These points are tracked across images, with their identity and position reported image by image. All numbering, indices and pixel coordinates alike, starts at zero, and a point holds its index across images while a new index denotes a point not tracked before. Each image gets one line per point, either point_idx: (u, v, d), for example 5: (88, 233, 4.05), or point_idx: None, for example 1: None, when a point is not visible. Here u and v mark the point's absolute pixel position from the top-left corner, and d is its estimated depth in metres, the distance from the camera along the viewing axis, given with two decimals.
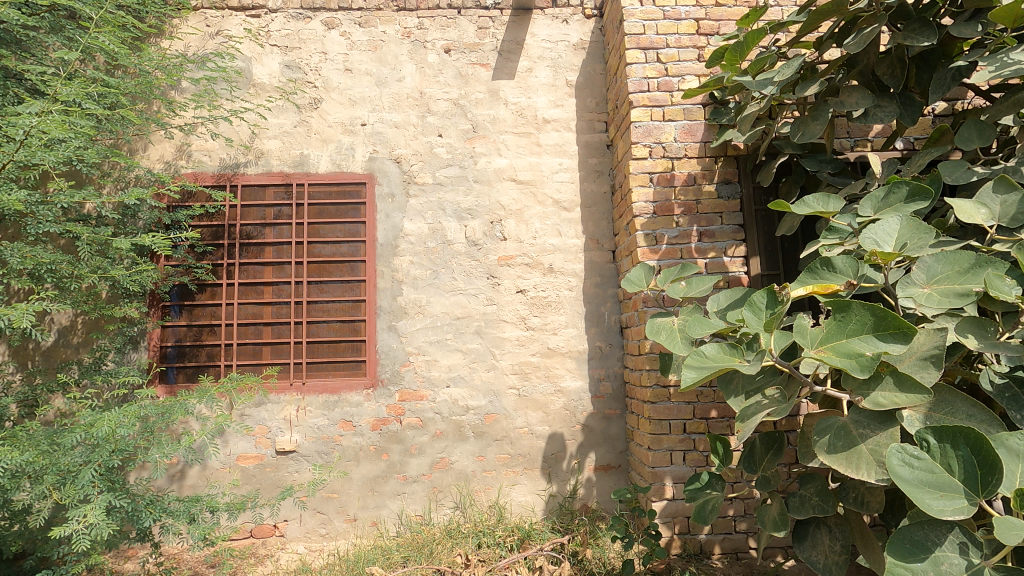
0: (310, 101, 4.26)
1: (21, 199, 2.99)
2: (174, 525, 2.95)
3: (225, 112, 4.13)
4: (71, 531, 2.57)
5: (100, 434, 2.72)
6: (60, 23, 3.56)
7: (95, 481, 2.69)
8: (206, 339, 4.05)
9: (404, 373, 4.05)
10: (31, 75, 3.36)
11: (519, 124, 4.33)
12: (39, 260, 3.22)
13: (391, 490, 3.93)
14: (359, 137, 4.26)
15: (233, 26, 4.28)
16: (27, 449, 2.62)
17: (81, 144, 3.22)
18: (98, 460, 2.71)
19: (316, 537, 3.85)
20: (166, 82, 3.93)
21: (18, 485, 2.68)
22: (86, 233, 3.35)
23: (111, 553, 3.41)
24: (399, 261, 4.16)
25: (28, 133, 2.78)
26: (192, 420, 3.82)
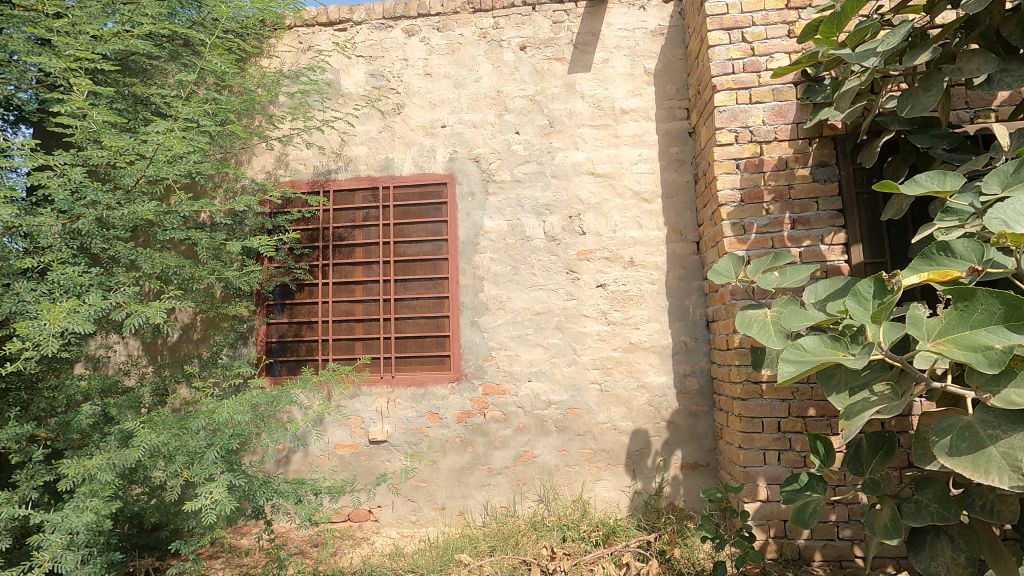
0: (394, 107, 4.45)
1: (152, 212, 3.31)
2: (284, 504, 3.17)
3: (317, 122, 4.40)
4: (200, 505, 2.85)
5: (221, 420, 2.99)
6: (178, 51, 3.98)
7: (218, 462, 2.97)
8: (305, 335, 4.35)
9: (486, 367, 4.14)
10: (159, 98, 3.74)
11: (596, 116, 4.28)
12: (167, 264, 3.58)
13: (477, 481, 4.04)
14: (439, 139, 4.40)
15: (322, 40, 4.55)
16: (162, 432, 2.92)
17: (199, 156, 3.54)
18: (220, 443, 3.00)
19: (408, 523, 4.03)
20: (266, 98, 4.26)
21: (154, 464, 2.98)
22: (205, 238, 3.73)
23: (229, 529, 3.75)
24: (480, 258, 4.26)
25: (156, 149, 3.12)
26: (295, 409, 4.14)
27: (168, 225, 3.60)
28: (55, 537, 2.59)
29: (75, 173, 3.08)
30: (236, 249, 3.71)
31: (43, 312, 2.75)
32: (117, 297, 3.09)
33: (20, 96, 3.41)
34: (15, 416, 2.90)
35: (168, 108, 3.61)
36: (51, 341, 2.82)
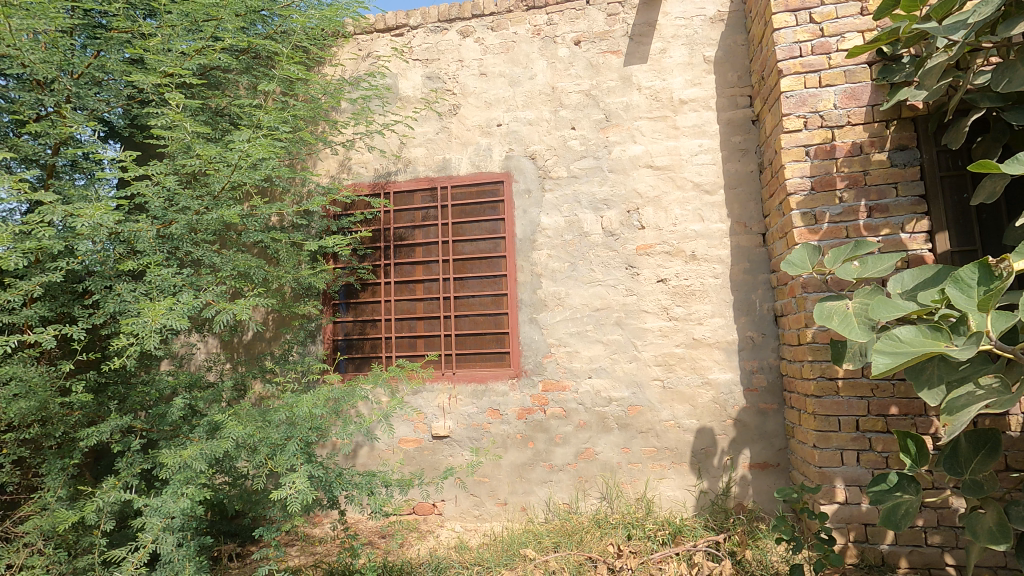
0: (450, 108, 4.52)
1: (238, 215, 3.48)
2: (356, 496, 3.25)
3: (378, 126, 4.53)
4: (285, 495, 2.96)
5: (301, 414, 3.12)
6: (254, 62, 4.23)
7: (298, 453, 3.10)
8: (369, 332, 4.50)
9: (546, 364, 4.15)
10: (237, 109, 3.96)
11: (654, 108, 4.20)
12: (247, 265, 3.71)
13: (538, 477, 4.05)
14: (495, 137, 4.44)
15: (381, 46, 4.68)
16: (248, 425, 3.07)
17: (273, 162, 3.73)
18: (299, 435, 3.12)
19: (471, 517, 4.09)
20: (331, 104, 4.43)
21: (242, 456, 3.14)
22: (285, 238, 4.01)
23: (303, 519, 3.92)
24: (538, 255, 4.27)
25: (241, 156, 3.30)
26: (363, 405, 4.28)
27: (252, 227, 3.77)
28: (157, 520, 2.75)
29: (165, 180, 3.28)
30: (314, 247, 3.99)
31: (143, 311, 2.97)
32: (205, 296, 3.28)
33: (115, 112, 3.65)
34: (115, 409, 3.10)
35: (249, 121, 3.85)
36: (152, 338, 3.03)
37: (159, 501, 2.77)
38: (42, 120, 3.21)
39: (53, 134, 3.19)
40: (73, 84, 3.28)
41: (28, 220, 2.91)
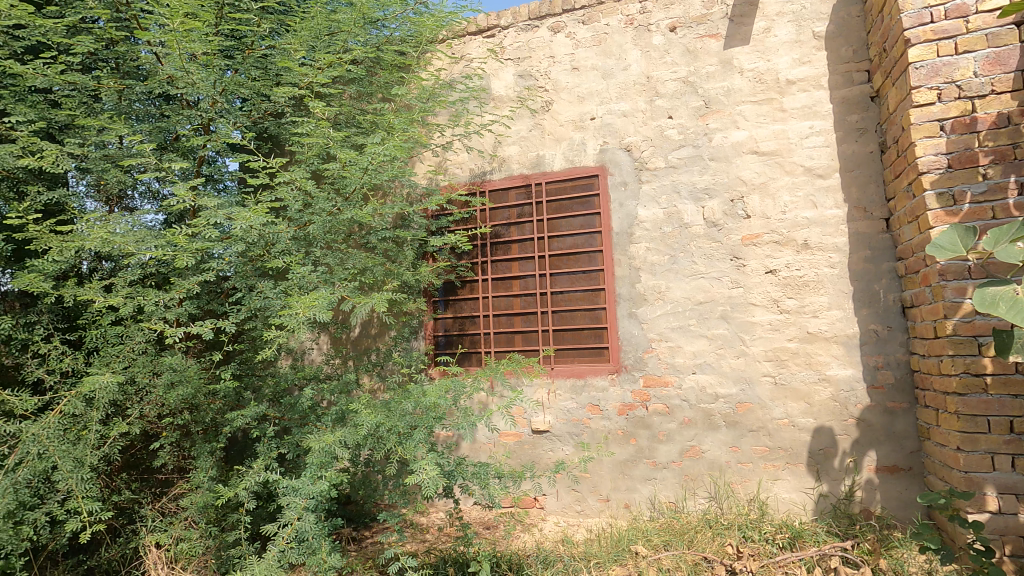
0: (543, 105, 4.54)
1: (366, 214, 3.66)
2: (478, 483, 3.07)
3: (473, 127, 4.63)
4: (421, 480, 2.76)
5: (428, 403, 3.04)
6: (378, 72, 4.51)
7: (424, 442, 2.95)
8: (468, 328, 4.62)
9: (647, 359, 4.07)
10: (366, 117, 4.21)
11: (758, 91, 4.00)
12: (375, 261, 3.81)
13: (641, 475, 3.98)
14: (589, 131, 4.41)
15: (474, 48, 4.78)
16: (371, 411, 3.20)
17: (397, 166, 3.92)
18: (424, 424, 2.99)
19: (573, 513, 4.09)
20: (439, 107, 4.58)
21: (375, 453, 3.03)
22: (411, 235, 4.25)
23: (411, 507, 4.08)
24: (636, 249, 4.19)
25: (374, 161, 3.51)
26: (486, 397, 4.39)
27: (381, 224, 4.00)
28: (298, 501, 2.71)
29: (300, 185, 3.51)
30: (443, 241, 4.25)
31: (290, 307, 3.15)
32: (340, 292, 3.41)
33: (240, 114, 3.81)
34: (253, 399, 3.39)
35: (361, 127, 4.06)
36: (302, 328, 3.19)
37: (301, 481, 2.73)
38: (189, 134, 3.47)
39: (199, 149, 3.46)
40: (228, 102, 3.54)
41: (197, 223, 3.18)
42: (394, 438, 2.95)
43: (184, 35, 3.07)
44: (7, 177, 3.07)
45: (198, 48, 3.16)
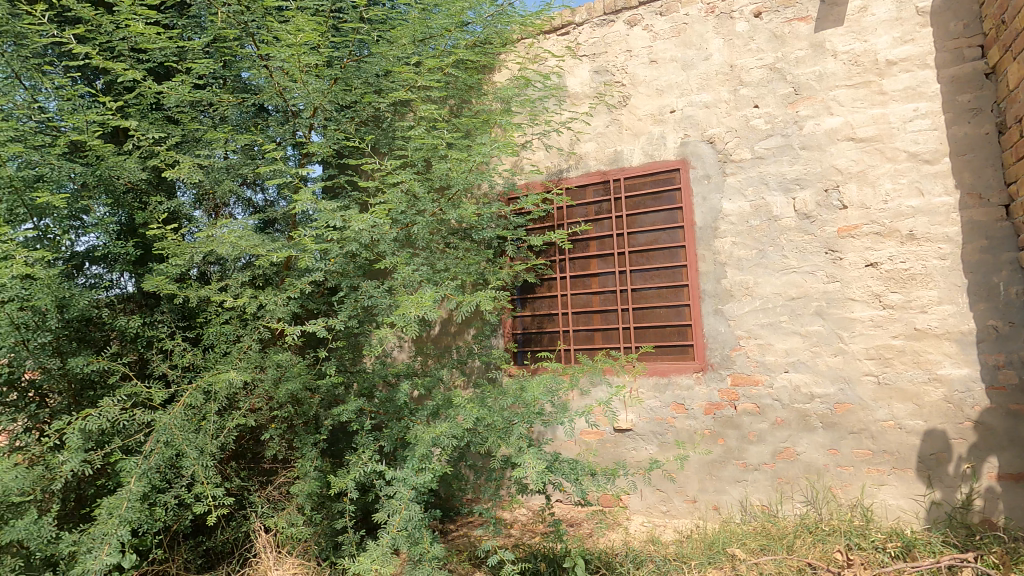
0: (621, 100, 4.48)
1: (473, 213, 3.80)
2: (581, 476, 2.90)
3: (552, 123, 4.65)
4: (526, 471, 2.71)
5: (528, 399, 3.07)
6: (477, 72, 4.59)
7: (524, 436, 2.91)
8: (547, 326, 4.64)
9: (735, 357, 3.94)
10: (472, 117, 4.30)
11: (854, 74, 3.79)
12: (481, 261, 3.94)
13: (731, 476, 3.86)
14: (669, 125, 4.32)
15: (548, 47, 4.79)
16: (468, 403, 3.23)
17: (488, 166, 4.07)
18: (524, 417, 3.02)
19: (658, 513, 4.02)
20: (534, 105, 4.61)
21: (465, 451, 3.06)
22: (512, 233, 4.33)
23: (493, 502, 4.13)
24: (721, 243, 4.07)
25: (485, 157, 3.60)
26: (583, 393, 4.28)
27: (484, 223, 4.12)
28: (405, 491, 2.77)
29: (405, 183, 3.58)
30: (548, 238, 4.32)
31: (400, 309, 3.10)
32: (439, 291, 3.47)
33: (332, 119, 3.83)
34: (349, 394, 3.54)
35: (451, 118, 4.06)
36: (412, 326, 3.17)
37: (405, 472, 2.78)
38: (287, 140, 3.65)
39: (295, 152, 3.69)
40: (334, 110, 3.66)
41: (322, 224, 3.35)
42: (489, 434, 2.99)
43: (304, 48, 3.17)
44: (134, 189, 3.28)
45: (313, 61, 3.26)
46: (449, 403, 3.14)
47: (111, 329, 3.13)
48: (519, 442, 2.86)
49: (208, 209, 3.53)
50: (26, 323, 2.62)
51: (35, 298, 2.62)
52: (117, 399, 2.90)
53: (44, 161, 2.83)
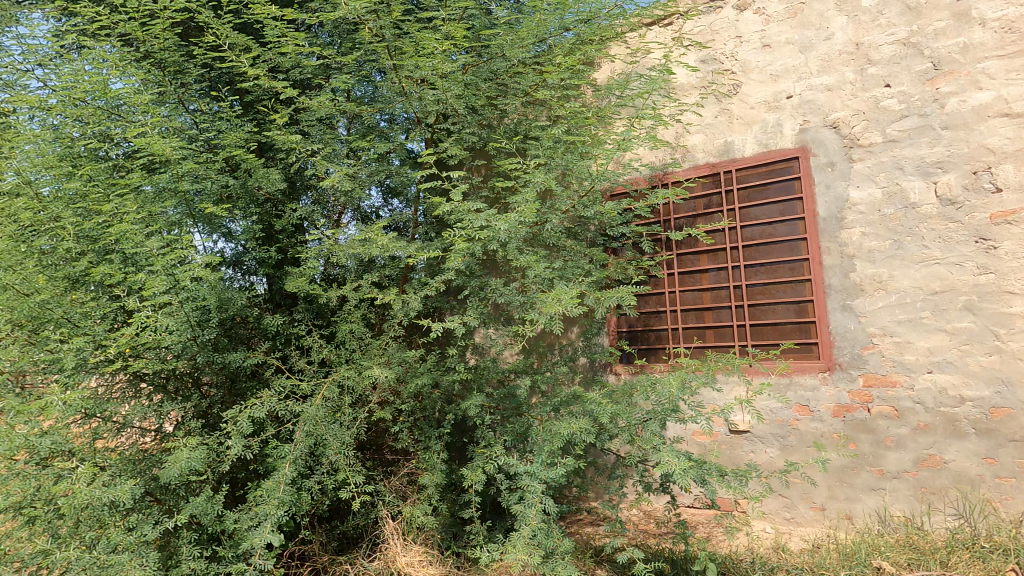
0: (731, 88, 4.31)
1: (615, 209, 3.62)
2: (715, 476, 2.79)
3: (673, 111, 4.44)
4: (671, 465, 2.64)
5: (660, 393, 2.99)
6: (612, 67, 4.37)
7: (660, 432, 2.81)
8: (654, 324, 4.56)
9: (867, 356, 3.67)
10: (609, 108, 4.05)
11: (1007, 43, 3.40)
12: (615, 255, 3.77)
13: (866, 484, 3.59)
14: (786, 111, 4.09)
15: (651, 40, 4.71)
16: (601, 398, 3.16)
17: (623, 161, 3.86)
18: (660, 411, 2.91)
19: (782, 520, 3.83)
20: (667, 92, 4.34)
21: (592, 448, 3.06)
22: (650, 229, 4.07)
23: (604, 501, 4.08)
24: (848, 235, 3.80)
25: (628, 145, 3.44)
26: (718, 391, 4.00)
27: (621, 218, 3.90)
28: (537, 485, 2.81)
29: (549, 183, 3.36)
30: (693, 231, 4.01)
31: (541, 301, 3.15)
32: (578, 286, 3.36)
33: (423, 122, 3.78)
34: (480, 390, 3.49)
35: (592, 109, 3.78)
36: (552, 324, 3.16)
37: (536, 467, 2.84)
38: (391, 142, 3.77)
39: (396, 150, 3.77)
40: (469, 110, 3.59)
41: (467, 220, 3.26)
42: (613, 432, 2.97)
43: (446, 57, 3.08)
44: (271, 199, 3.56)
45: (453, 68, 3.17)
46: (571, 400, 3.15)
47: (256, 327, 3.42)
48: (647, 441, 2.83)
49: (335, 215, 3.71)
50: (196, 321, 2.93)
51: (204, 299, 2.93)
52: (275, 391, 3.20)
53: (207, 176, 3.14)
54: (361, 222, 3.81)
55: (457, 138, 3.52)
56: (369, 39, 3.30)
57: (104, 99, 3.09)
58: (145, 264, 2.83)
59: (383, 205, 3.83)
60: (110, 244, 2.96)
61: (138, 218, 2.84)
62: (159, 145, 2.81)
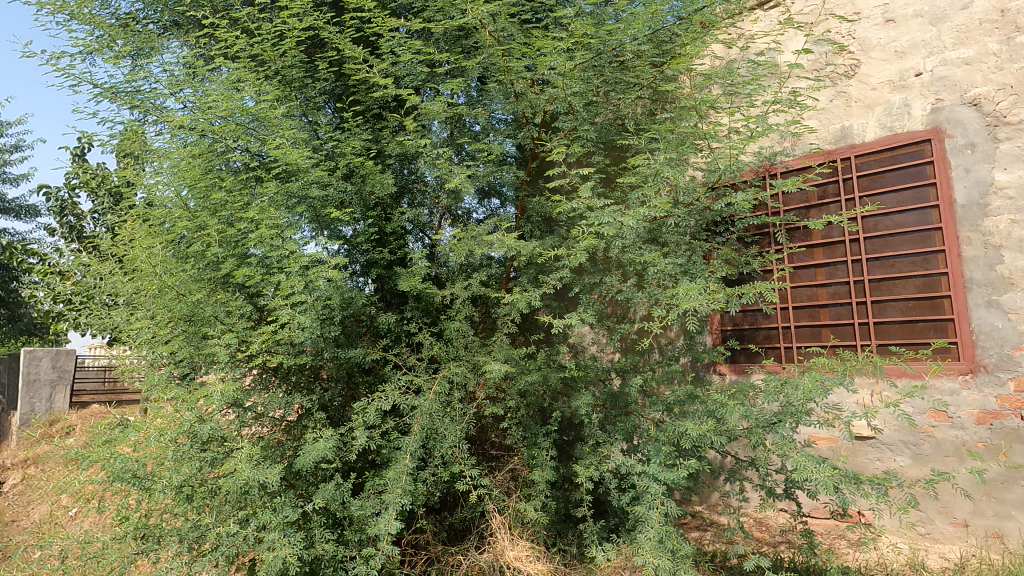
0: (848, 69, 4.01)
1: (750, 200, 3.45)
2: (848, 485, 2.65)
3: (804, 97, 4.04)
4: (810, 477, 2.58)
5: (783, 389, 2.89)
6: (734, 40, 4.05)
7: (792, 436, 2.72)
8: (763, 322, 4.32)
9: (1019, 358, 3.26)
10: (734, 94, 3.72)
11: None
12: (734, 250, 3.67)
13: (1020, 501, 3.18)
14: (914, 90, 3.73)
15: (754, 23, 4.46)
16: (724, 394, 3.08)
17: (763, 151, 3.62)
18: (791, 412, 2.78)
19: (915, 535, 3.48)
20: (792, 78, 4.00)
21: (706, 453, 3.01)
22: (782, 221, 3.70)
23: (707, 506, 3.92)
24: (993, 223, 3.40)
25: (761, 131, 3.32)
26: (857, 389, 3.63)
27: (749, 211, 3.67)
28: (658, 487, 2.82)
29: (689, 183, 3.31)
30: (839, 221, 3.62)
31: (670, 298, 3.15)
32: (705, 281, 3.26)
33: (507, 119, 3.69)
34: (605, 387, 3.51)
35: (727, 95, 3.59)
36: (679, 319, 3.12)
37: (654, 469, 2.82)
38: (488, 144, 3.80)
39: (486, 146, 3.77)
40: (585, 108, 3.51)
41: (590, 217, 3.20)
42: (734, 434, 2.88)
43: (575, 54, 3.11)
44: (381, 204, 3.74)
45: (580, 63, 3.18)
46: (685, 401, 3.10)
47: (369, 325, 3.60)
48: (774, 446, 2.74)
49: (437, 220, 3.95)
50: (324, 318, 3.16)
51: (332, 298, 3.13)
52: (395, 385, 3.37)
53: (331, 183, 3.36)
54: (456, 225, 3.98)
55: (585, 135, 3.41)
56: (486, 44, 3.36)
57: (240, 116, 3.37)
58: (283, 265, 3.08)
59: (476, 207, 3.99)
60: (248, 249, 3.24)
61: (275, 222, 3.10)
62: (294, 156, 3.05)
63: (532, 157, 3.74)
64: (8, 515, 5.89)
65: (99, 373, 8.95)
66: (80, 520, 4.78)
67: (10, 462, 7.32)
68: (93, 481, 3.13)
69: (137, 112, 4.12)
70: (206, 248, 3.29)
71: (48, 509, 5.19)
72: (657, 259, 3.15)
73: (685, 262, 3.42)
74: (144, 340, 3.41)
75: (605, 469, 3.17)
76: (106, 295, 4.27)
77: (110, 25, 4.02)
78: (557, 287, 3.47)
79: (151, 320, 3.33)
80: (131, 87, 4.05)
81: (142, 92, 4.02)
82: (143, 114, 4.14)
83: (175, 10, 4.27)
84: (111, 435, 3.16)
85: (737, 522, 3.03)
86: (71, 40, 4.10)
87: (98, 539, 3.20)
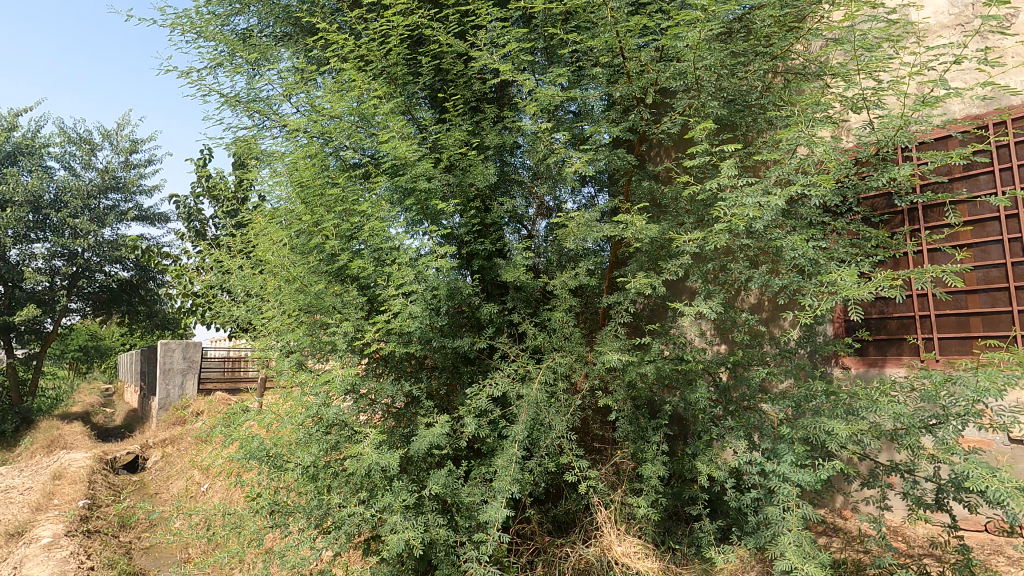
0: (1005, 19, 3.45)
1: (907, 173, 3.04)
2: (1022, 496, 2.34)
3: (969, 54, 3.44)
4: (983, 486, 2.31)
5: (943, 388, 2.59)
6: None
7: (956, 438, 2.47)
8: (894, 310, 3.76)
9: None
10: (874, 58, 3.28)
11: None
12: (874, 233, 3.32)
13: None
14: None
15: None
16: (867, 390, 2.81)
17: (931, 117, 3.08)
18: (954, 414, 2.48)
19: None
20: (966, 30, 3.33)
21: (843, 453, 2.78)
22: (948, 199, 3.16)
23: (831, 511, 3.58)
24: None
25: (930, 98, 2.90)
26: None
27: (904, 189, 3.22)
28: (790, 489, 2.67)
29: (837, 161, 2.99)
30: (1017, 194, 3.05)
31: (817, 286, 2.92)
32: (849, 267, 2.99)
33: (604, 103, 3.62)
34: (730, 382, 3.32)
35: (885, 57, 3.13)
36: (821, 309, 2.87)
37: (786, 469, 2.68)
38: (586, 130, 3.67)
39: (581, 131, 3.66)
40: (701, 85, 3.26)
41: (721, 202, 2.97)
42: (880, 435, 2.66)
43: (709, 23, 2.87)
44: (481, 195, 3.75)
45: (713, 30, 2.91)
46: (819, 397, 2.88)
47: (473, 316, 3.64)
48: (933, 449, 2.53)
49: (533, 216, 3.89)
50: (434, 308, 3.23)
51: (441, 290, 3.18)
52: (505, 374, 3.39)
53: (435, 175, 3.41)
54: (550, 215, 3.93)
55: (710, 112, 3.20)
56: (602, 24, 3.19)
57: (350, 116, 3.50)
58: (395, 258, 3.16)
59: (569, 197, 3.85)
60: (360, 241, 3.37)
61: (385, 213, 3.20)
62: (403, 149, 3.14)
63: (640, 140, 3.51)
64: (153, 487, 6.64)
65: (220, 362, 9.82)
66: (214, 493, 5.28)
67: (152, 440, 8.24)
68: (233, 458, 3.43)
69: (256, 118, 4.42)
70: (324, 243, 3.47)
71: (186, 483, 5.78)
72: (791, 244, 2.92)
73: (821, 248, 3.14)
74: (271, 331, 3.66)
75: (723, 469, 3.04)
76: (232, 289, 4.65)
77: (231, 39, 4.33)
78: (671, 276, 3.32)
79: (278, 312, 3.58)
80: (250, 96, 4.33)
81: (260, 100, 4.30)
82: (260, 120, 4.43)
83: (287, 21, 4.54)
84: (247, 417, 3.45)
85: (877, 530, 2.77)
86: (199, 55, 4.47)
87: (237, 511, 3.50)
